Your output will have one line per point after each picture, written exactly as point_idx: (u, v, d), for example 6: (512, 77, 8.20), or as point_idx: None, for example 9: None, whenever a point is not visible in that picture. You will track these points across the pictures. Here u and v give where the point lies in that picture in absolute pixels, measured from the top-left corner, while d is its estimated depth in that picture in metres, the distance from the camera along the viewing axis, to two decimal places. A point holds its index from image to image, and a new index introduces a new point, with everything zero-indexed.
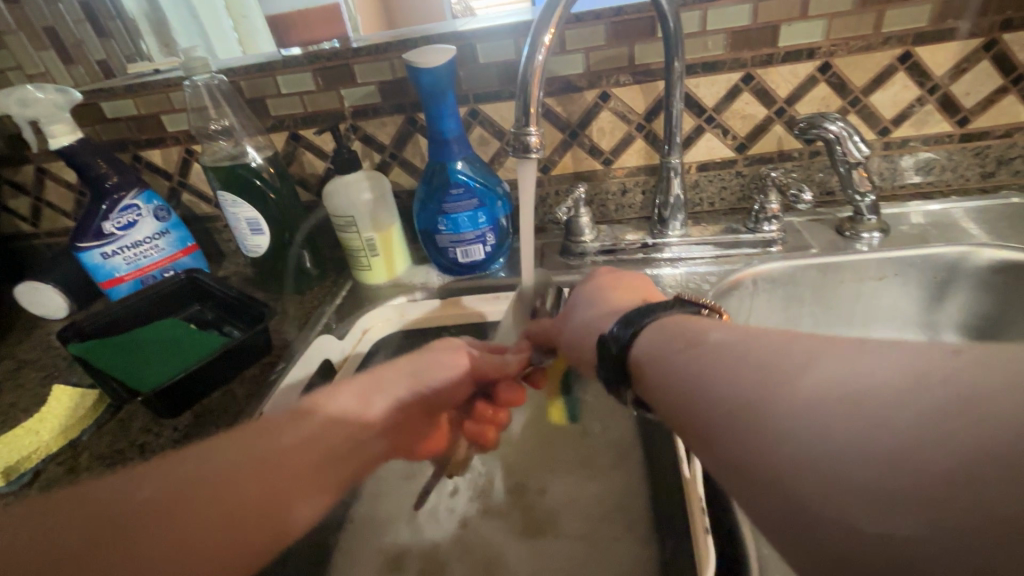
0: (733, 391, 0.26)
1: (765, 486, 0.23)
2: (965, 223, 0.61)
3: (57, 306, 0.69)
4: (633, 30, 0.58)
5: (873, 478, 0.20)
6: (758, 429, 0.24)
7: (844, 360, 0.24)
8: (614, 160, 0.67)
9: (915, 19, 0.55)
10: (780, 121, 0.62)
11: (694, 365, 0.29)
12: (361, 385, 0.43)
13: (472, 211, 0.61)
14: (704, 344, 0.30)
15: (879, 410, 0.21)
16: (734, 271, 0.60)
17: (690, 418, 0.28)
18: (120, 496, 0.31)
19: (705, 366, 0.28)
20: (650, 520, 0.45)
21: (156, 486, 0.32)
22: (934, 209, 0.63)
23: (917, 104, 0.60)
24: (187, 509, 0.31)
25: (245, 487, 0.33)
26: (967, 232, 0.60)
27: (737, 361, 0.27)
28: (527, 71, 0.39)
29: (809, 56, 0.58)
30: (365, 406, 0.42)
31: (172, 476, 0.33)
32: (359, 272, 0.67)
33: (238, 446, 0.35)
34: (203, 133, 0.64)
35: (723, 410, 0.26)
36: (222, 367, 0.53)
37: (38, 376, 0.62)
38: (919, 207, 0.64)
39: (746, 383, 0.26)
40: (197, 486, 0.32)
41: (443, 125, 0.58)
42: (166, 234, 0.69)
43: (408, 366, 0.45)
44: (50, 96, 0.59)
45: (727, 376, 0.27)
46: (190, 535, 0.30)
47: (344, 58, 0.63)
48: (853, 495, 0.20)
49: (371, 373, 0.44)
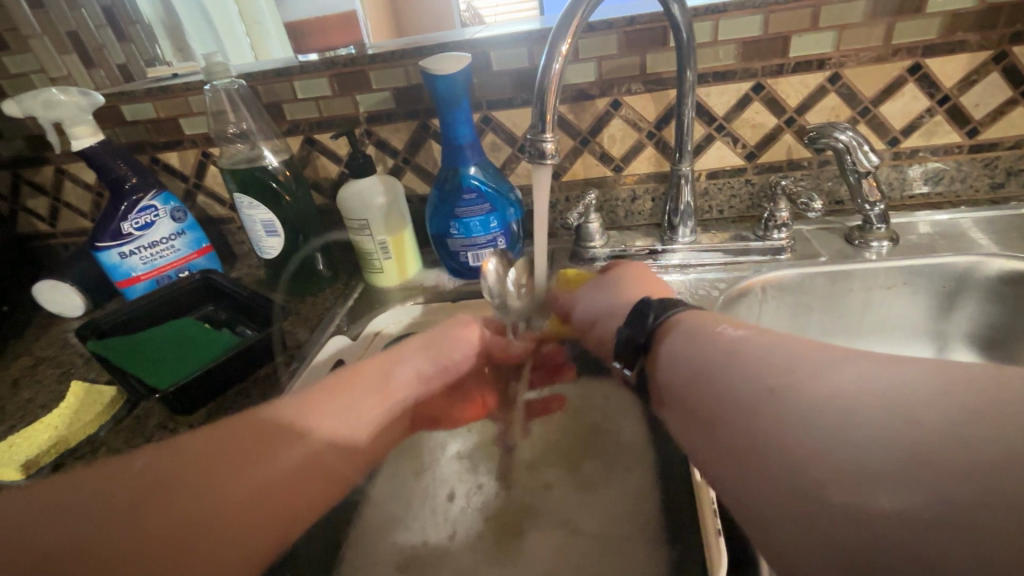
0: (757, 382, 0.31)
1: (772, 462, 0.28)
2: (974, 233, 0.61)
3: (74, 304, 0.70)
4: (645, 39, 0.59)
5: (863, 460, 0.25)
6: (776, 415, 0.29)
7: (863, 370, 0.28)
8: (625, 166, 0.68)
9: (925, 31, 0.56)
10: (790, 131, 0.63)
11: (727, 364, 0.34)
12: (385, 360, 0.51)
13: (484, 216, 0.62)
14: (738, 346, 0.35)
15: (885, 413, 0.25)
16: (743, 278, 0.60)
17: (718, 409, 0.33)
18: (163, 468, 0.36)
19: (735, 366, 0.34)
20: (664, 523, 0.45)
21: (194, 459, 0.37)
22: (942, 219, 0.64)
23: (926, 115, 0.60)
24: (236, 468, 0.37)
25: (286, 455, 0.40)
26: (976, 242, 0.60)
27: (765, 361, 0.32)
28: (544, 79, 0.40)
29: (819, 67, 0.59)
30: (387, 383, 0.49)
31: (212, 451, 0.38)
32: (371, 274, 0.68)
33: (271, 423, 0.41)
34: (221, 136, 0.66)
35: (743, 399, 0.31)
36: (236, 366, 0.54)
37: (55, 373, 0.63)
38: (927, 217, 0.64)
39: (769, 381, 0.31)
40: (245, 448, 0.39)
41: (457, 132, 0.59)
42: (182, 234, 0.70)
43: (422, 345, 0.54)
44: (73, 98, 0.60)
45: (755, 373, 0.32)
46: (236, 491, 0.37)
47: (360, 65, 0.64)
48: (842, 470, 0.25)
49: (395, 350, 0.52)
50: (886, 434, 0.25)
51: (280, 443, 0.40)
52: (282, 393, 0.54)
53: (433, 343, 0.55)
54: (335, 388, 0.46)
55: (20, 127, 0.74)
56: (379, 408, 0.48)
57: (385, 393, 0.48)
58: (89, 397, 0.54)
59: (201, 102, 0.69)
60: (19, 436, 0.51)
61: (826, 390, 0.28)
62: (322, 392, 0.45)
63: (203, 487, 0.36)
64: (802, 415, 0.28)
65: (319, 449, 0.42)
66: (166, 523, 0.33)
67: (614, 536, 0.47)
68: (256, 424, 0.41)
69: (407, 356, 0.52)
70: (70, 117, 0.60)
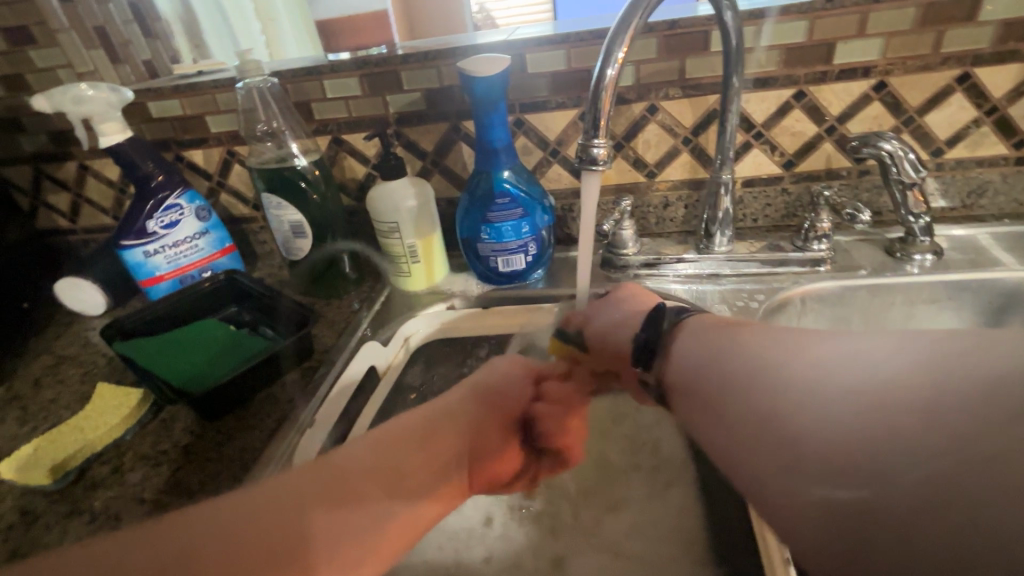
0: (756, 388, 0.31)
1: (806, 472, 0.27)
2: (992, 250, 0.60)
3: (95, 303, 0.69)
4: (685, 43, 0.58)
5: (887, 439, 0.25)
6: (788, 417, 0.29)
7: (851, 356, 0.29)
8: (658, 173, 0.66)
9: (975, 40, 0.54)
10: (831, 139, 0.61)
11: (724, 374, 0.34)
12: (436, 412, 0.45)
13: (516, 220, 0.61)
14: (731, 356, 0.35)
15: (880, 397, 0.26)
16: (783, 289, 0.59)
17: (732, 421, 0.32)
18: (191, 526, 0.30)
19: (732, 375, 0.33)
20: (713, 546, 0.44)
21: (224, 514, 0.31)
22: (957, 235, 0.63)
23: (973, 125, 0.59)
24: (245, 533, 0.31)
25: (340, 505, 0.34)
26: (1010, 258, 0.58)
27: (764, 359, 0.32)
28: (599, 85, 0.39)
29: (864, 74, 0.57)
30: (433, 438, 0.43)
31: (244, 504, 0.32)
32: (398, 278, 0.67)
33: (309, 477, 0.35)
34: (251, 135, 0.65)
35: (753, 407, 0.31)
36: (265, 371, 0.53)
37: (77, 373, 0.62)
38: (941, 232, 0.63)
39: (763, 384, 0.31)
40: (292, 501, 0.33)
41: (492, 135, 0.57)
42: (206, 234, 0.69)
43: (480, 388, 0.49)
44: (102, 94, 0.59)
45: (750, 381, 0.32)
46: (276, 546, 0.31)
47: (392, 65, 0.63)
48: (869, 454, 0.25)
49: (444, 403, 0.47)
50: (889, 425, 0.25)
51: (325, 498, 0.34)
52: (311, 399, 0.52)
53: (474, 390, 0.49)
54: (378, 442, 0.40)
55: (45, 121, 0.73)
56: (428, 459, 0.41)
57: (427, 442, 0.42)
58: (115, 399, 0.53)
59: (229, 99, 0.68)
60: (46, 438, 0.51)
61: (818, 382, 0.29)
62: (376, 441, 0.40)
63: (248, 546, 0.30)
64: (798, 419, 0.28)
65: (374, 497, 0.36)
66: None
67: (659, 555, 0.46)
68: (298, 476, 0.35)
69: (455, 404, 0.47)
70: (99, 113, 0.59)
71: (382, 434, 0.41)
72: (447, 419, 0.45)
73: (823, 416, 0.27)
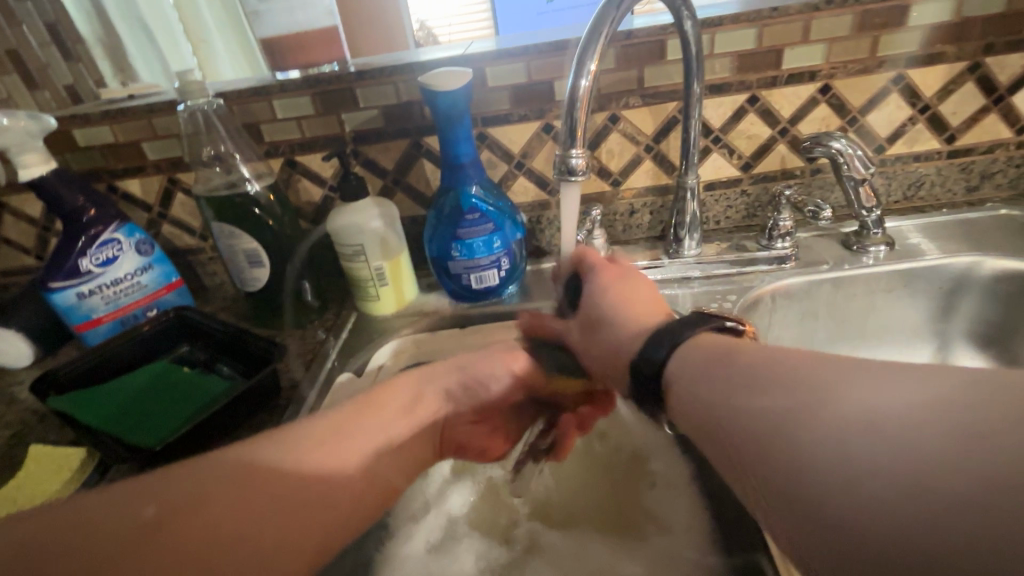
0: (836, 451, 0.25)
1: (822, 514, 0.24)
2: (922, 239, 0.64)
3: (21, 352, 0.62)
4: (642, 52, 0.59)
5: (893, 469, 0.23)
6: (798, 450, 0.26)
7: (866, 392, 0.25)
8: (623, 181, 0.67)
9: (908, 43, 0.58)
10: (784, 141, 0.64)
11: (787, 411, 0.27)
12: (410, 385, 0.47)
13: (487, 236, 0.59)
14: (769, 373, 0.30)
15: (898, 439, 0.23)
16: (754, 287, 0.61)
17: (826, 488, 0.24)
18: (143, 504, 0.32)
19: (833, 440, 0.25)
20: (724, 557, 0.43)
21: (183, 489, 0.33)
22: (891, 226, 0.66)
23: (909, 123, 0.63)
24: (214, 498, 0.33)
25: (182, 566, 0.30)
26: (952, 243, 0.62)
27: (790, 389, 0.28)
28: (573, 97, 0.39)
29: (811, 79, 0.60)
30: (416, 406, 0.46)
31: (196, 480, 0.34)
32: (366, 302, 0.64)
33: (284, 442, 0.38)
34: (197, 161, 0.61)
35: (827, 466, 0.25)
36: (228, 415, 0.49)
37: (3, 436, 0.54)
38: None
39: (777, 414, 0.28)
40: (257, 475, 0.35)
41: (457, 150, 0.56)
42: (149, 269, 0.63)
43: (455, 363, 0.49)
44: (20, 122, 0.54)
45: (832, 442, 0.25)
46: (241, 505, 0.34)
47: (346, 82, 0.61)
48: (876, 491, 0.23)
49: (424, 368, 0.49)
50: (897, 464, 0.23)
51: (210, 537, 0.32)
52: None
53: (387, 395, 0.45)
54: (319, 438, 0.39)
55: None
56: (408, 423, 0.45)
57: (411, 414, 0.45)
58: (53, 462, 0.48)
59: (167, 123, 0.63)
60: None
61: (844, 423, 0.25)
62: (366, 402, 0.43)
63: (199, 526, 0.32)
64: (820, 451, 0.25)
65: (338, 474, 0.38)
66: (152, 546, 0.30)
67: None
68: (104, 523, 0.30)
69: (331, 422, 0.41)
70: (17, 144, 0.54)
71: (365, 400, 0.44)
72: (332, 440, 0.39)
73: (856, 453, 0.24)
